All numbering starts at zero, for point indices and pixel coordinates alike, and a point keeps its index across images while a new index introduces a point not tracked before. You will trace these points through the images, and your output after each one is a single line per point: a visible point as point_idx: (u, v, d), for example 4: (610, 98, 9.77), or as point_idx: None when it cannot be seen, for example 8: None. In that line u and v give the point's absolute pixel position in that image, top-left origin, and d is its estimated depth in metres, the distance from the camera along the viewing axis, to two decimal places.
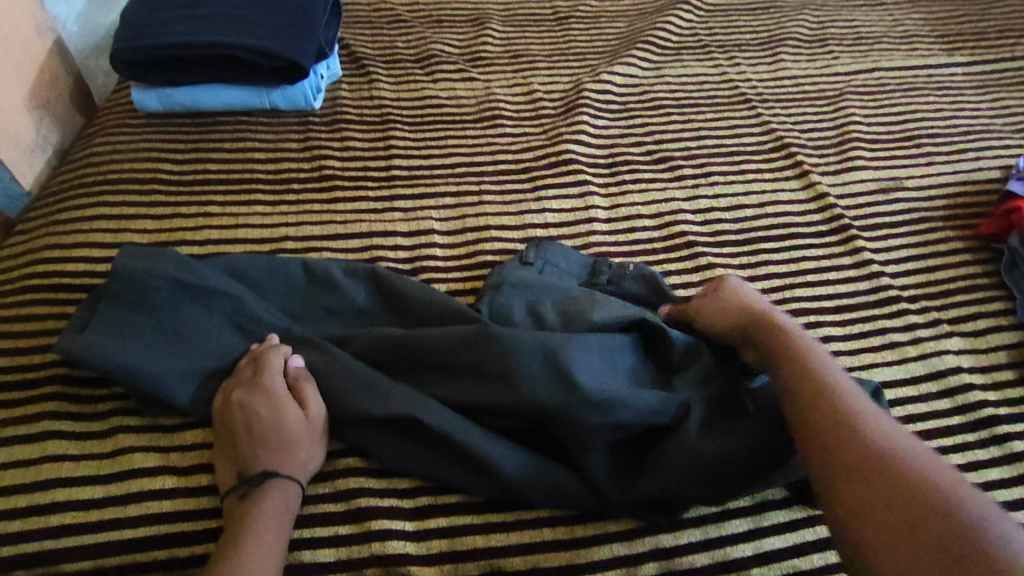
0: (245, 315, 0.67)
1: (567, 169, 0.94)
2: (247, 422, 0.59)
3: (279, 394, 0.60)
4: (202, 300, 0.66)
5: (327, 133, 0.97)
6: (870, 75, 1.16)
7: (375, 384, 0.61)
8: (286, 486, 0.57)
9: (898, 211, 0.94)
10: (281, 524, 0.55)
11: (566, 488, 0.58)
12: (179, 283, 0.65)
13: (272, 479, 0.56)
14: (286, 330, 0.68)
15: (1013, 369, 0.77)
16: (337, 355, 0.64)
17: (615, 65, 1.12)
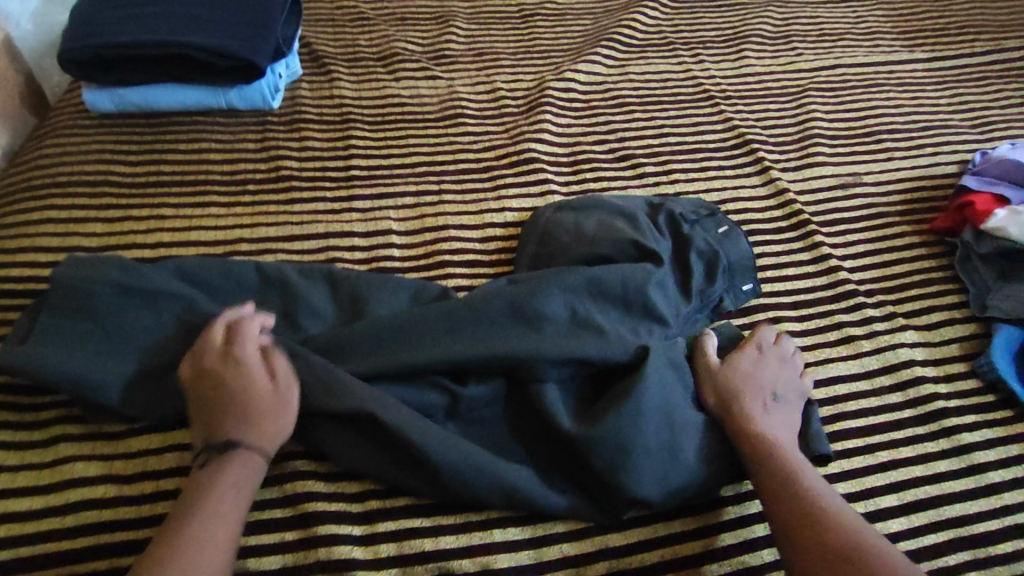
0: (191, 315, 0.65)
1: (528, 167, 0.94)
2: (219, 389, 0.58)
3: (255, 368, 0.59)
4: (145, 304, 0.64)
5: (286, 132, 0.96)
6: (832, 71, 1.17)
7: (334, 385, 0.60)
8: (250, 459, 0.55)
9: (856, 206, 0.94)
10: (240, 496, 0.53)
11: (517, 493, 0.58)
12: (123, 287, 0.64)
13: (239, 450, 0.55)
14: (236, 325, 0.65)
15: (965, 361, 0.78)
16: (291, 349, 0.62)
17: (579, 63, 1.11)
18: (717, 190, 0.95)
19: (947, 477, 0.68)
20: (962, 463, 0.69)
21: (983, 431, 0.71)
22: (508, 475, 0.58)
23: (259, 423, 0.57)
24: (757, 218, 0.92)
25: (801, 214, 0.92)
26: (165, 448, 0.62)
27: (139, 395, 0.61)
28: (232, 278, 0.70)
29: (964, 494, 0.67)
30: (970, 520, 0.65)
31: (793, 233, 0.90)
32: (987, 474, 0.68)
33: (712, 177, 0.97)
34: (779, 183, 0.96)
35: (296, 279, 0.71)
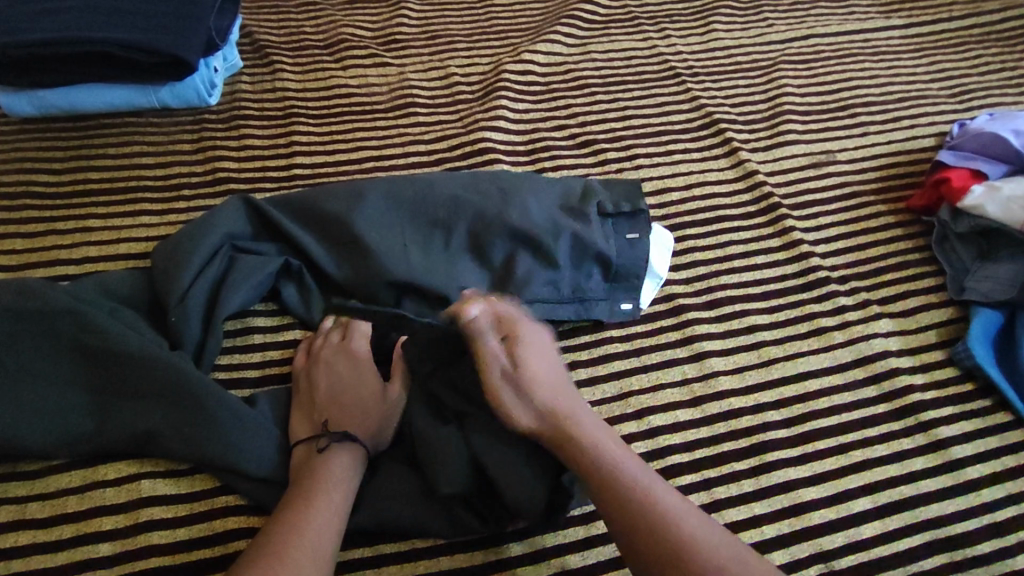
0: (85, 331, 0.59)
1: (483, 159, 0.88)
2: (332, 382, 0.60)
3: (366, 362, 0.61)
4: (41, 329, 0.59)
5: (224, 130, 0.90)
6: (805, 42, 1.12)
7: (241, 417, 0.58)
8: (361, 449, 0.56)
9: (828, 186, 0.90)
10: (348, 484, 0.54)
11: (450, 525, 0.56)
12: (15, 313, 0.59)
13: (343, 442, 0.56)
14: (127, 341, 0.59)
15: (942, 350, 0.74)
16: (185, 367, 0.59)
17: (538, 43, 1.05)
18: (684, 174, 0.90)
19: (922, 475, 0.65)
20: (938, 458, 0.66)
21: (960, 424, 0.68)
22: (439, 509, 0.56)
23: (365, 415, 0.58)
24: (725, 204, 0.87)
25: (772, 197, 0.88)
26: (86, 487, 0.57)
27: (52, 429, 0.57)
28: (166, 281, 0.65)
29: (940, 492, 0.63)
30: (946, 522, 0.62)
31: (763, 218, 0.86)
32: (964, 470, 0.65)
33: (678, 160, 0.92)
34: (748, 164, 0.91)
35: (244, 281, 0.67)
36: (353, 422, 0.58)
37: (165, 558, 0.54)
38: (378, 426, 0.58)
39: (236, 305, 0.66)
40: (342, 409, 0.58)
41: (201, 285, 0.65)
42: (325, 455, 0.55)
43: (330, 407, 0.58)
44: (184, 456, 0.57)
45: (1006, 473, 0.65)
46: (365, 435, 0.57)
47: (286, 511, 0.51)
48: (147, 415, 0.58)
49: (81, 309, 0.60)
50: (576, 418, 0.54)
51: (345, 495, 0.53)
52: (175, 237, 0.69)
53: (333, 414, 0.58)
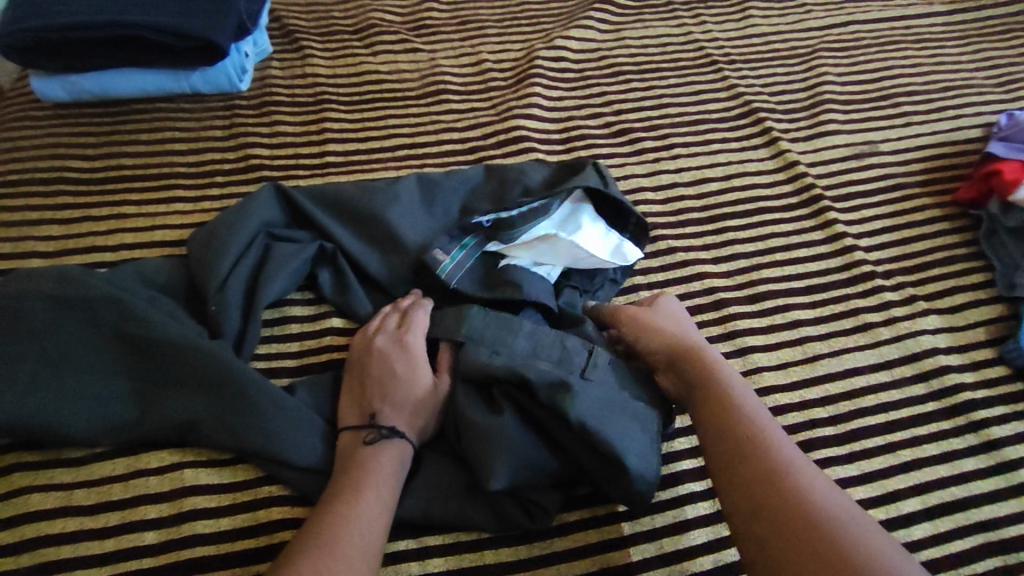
0: (128, 318, 0.59)
1: (517, 147, 0.87)
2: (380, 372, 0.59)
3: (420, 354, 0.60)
4: (83, 316, 0.59)
5: (255, 117, 0.89)
6: (844, 29, 1.09)
7: (283, 407, 0.57)
8: (407, 444, 0.56)
9: (872, 178, 0.88)
10: (396, 482, 0.54)
11: (494, 517, 0.56)
12: (58, 300, 0.59)
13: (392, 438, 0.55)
14: (168, 330, 0.59)
15: (992, 347, 0.72)
16: (227, 356, 0.58)
17: (571, 29, 1.03)
18: (722, 165, 0.88)
19: (975, 475, 0.63)
20: (990, 459, 0.64)
21: (1012, 425, 0.66)
22: (483, 502, 0.56)
23: (414, 409, 0.57)
24: (765, 195, 0.85)
25: (813, 188, 0.86)
26: (129, 475, 0.57)
27: (97, 417, 0.57)
28: (205, 269, 0.65)
29: (992, 493, 0.62)
30: (1000, 524, 0.60)
31: (804, 210, 0.84)
32: (1018, 472, 0.63)
33: (717, 150, 0.90)
34: (789, 155, 0.89)
35: (282, 268, 0.66)
36: (402, 416, 0.57)
37: (210, 547, 0.54)
38: (425, 421, 0.58)
39: (275, 293, 0.65)
40: (388, 403, 0.57)
41: (240, 274, 0.65)
42: (372, 448, 0.55)
43: (379, 398, 0.58)
44: (227, 446, 0.57)
45: None
46: (412, 431, 0.57)
47: (335, 505, 0.50)
48: (189, 404, 0.57)
49: (124, 296, 0.60)
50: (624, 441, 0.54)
51: (392, 492, 0.53)
52: (213, 224, 0.68)
53: (381, 406, 0.57)
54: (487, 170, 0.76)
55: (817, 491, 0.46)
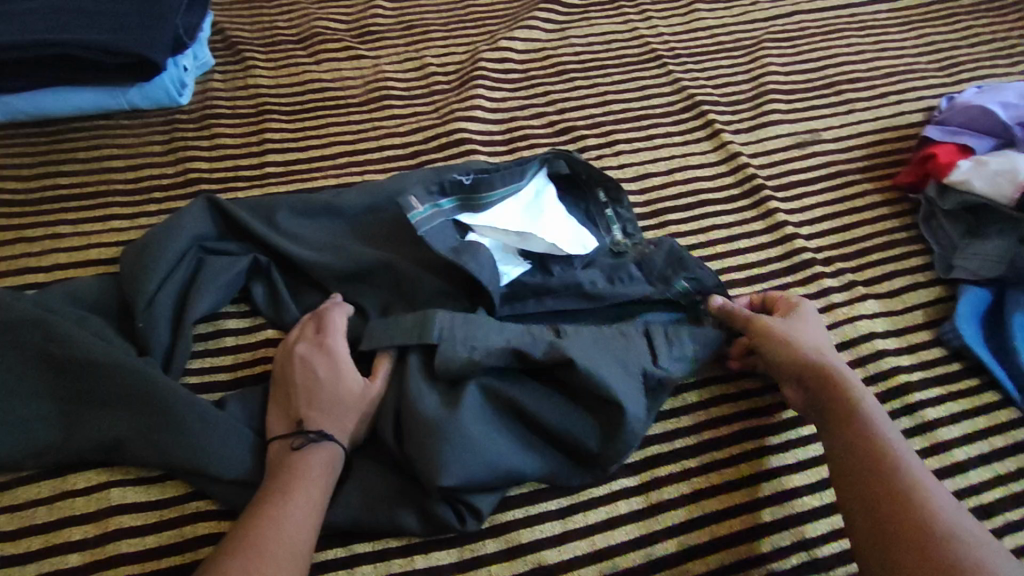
0: (49, 339, 0.59)
1: (458, 150, 0.87)
2: (304, 377, 0.58)
3: (342, 353, 0.60)
4: (4, 338, 0.58)
5: (195, 131, 0.89)
6: (789, 19, 1.09)
7: (208, 421, 0.57)
8: (338, 447, 0.55)
9: (814, 166, 0.88)
10: (327, 483, 0.53)
11: (431, 522, 0.55)
12: None
13: (320, 441, 0.55)
14: (90, 348, 0.58)
15: (930, 330, 0.73)
16: (152, 372, 0.58)
17: (515, 29, 1.03)
18: (665, 159, 0.88)
19: None
20: (925, 442, 0.64)
21: (948, 406, 0.67)
22: (420, 507, 0.56)
23: (339, 408, 0.57)
24: (707, 187, 0.86)
25: (754, 178, 0.86)
26: (55, 498, 0.57)
27: (19, 440, 0.57)
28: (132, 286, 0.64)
29: None
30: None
31: (746, 201, 0.84)
32: (951, 453, 0.64)
33: (659, 145, 0.90)
34: (731, 146, 0.89)
35: (213, 281, 0.66)
36: (329, 420, 0.56)
37: (136, 566, 0.54)
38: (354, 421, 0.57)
39: (205, 307, 0.65)
40: (313, 408, 0.56)
41: (170, 290, 0.65)
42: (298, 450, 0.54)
43: (303, 403, 0.57)
44: (153, 463, 0.57)
45: (995, 453, 0.64)
46: (340, 431, 0.56)
47: (263, 510, 0.50)
48: (114, 424, 0.57)
49: (45, 317, 0.59)
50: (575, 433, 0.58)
51: (323, 493, 0.53)
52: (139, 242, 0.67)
53: (306, 411, 0.57)
54: (434, 170, 0.77)
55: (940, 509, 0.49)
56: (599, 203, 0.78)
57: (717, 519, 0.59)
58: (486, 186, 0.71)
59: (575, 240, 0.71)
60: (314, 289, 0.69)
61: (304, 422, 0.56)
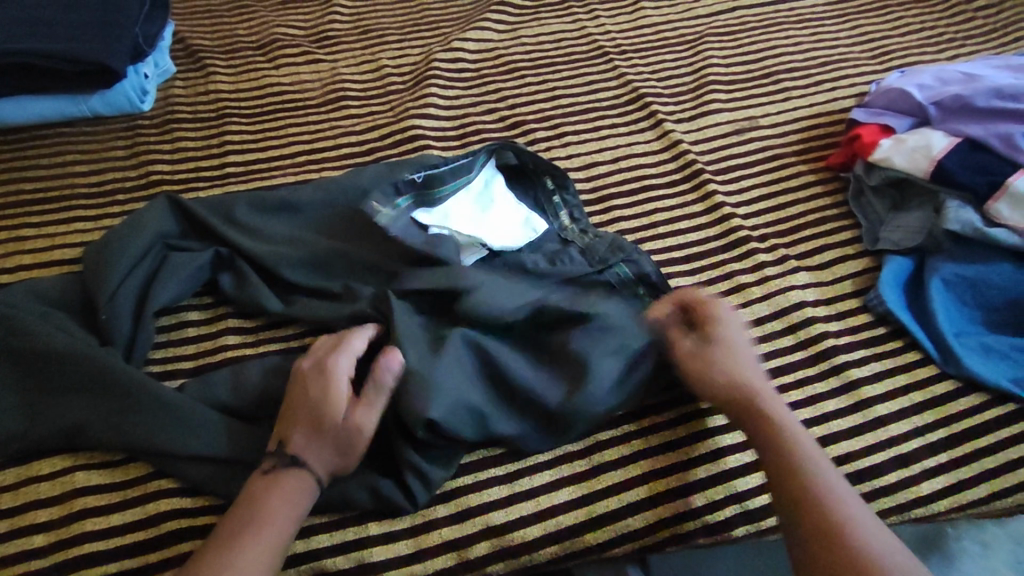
0: (13, 334, 0.62)
1: (412, 146, 0.91)
2: (304, 399, 0.58)
3: (343, 379, 0.59)
4: None
5: (158, 135, 0.92)
6: (731, 14, 1.15)
7: (162, 402, 0.59)
8: (311, 481, 0.56)
9: (751, 150, 0.93)
10: (287, 520, 0.53)
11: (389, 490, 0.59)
12: None
13: (294, 474, 0.55)
14: (49, 341, 0.61)
15: (857, 298, 0.78)
16: (108, 359, 0.61)
17: (467, 31, 1.07)
18: (611, 148, 0.93)
19: (834, 416, 0.69)
20: (849, 400, 0.70)
21: (871, 366, 0.72)
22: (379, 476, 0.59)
23: (321, 438, 0.56)
24: (650, 173, 0.90)
25: (695, 163, 0.91)
26: (20, 483, 0.59)
27: None
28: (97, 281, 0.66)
29: (849, 431, 0.68)
30: (853, 457, 0.66)
31: (687, 185, 0.89)
32: (873, 409, 0.69)
33: (605, 135, 0.94)
34: (673, 135, 0.94)
35: (177, 275, 0.69)
36: (312, 451, 0.56)
37: (100, 542, 0.56)
38: (333, 454, 0.56)
39: (167, 297, 0.68)
40: (302, 433, 0.57)
41: (133, 283, 0.67)
42: (273, 477, 0.55)
43: (292, 424, 0.57)
44: (112, 445, 0.59)
45: (914, 408, 0.69)
46: (317, 463, 0.56)
47: (214, 550, 0.50)
48: (75, 410, 0.59)
49: (9, 315, 0.63)
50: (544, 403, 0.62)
51: (280, 533, 0.52)
52: (104, 237, 0.70)
53: (291, 433, 0.57)
54: (388, 165, 0.81)
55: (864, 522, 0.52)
56: (547, 190, 0.82)
57: (656, 477, 0.64)
58: (439, 182, 0.75)
59: (525, 228, 0.76)
60: (275, 275, 0.72)
61: (291, 447, 0.56)
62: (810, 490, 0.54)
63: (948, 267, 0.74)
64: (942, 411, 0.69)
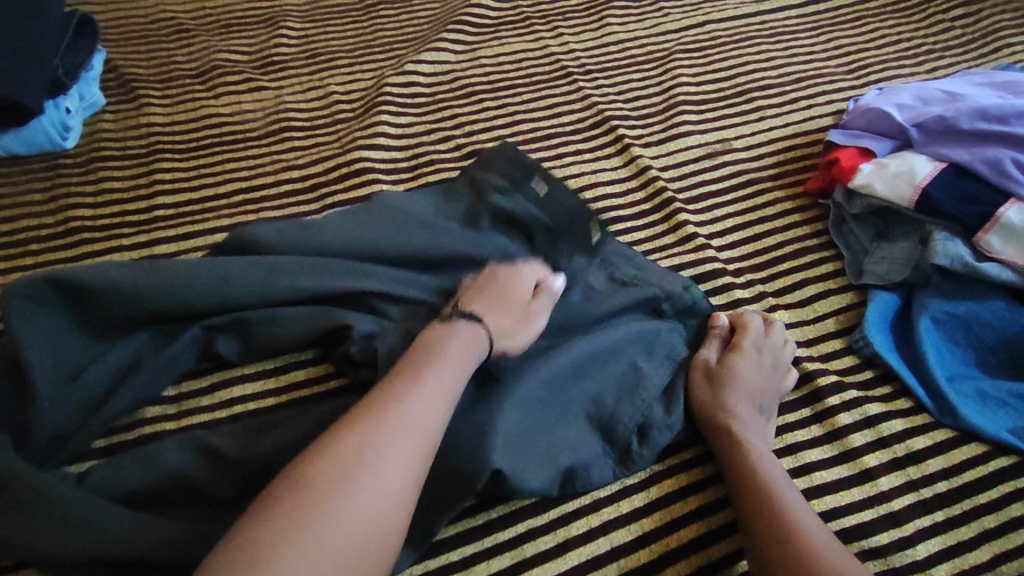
0: None
1: (359, 179, 0.84)
2: (491, 286, 0.63)
3: (530, 286, 0.64)
4: None
5: (80, 176, 0.84)
6: (700, 29, 1.09)
7: (54, 500, 0.51)
8: (485, 338, 0.58)
9: (724, 175, 0.87)
10: (461, 366, 0.55)
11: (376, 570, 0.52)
12: None
13: (477, 326, 0.58)
14: None
15: (840, 338, 0.72)
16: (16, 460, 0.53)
17: (422, 52, 1.01)
18: (575, 176, 0.87)
19: (818, 467, 0.63)
20: (834, 449, 0.64)
21: (858, 412, 0.66)
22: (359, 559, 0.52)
23: (505, 318, 0.61)
24: (618, 203, 0.84)
25: (664, 191, 0.84)
26: None
27: None
28: (26, 359, 0.57)
29: (835, 484, 0.62)
30: (841, 513, 0.60)
31: (657, 215, 0.83)
32: (861, 459, 0.63)
33: (569, 162, 0.88)
34: (641, 160, 0.88)
35: (144, 381, 0.63)
36: (491, 316, 0.60)
37: None
38: (508, 330, 0.60)
39: (116, 408, 0.61)
40: (483, 306, 0.61)
41: (94, 376, 0.61)
42: (451, 333, 0.57)
43: (476, 300, 0.62)
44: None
45: (906, 457, 0.63)
46: (497, 332, 0.59)
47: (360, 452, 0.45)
48: None
49: None
50: (545, 449, 0.57)
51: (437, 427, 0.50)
52: (45, 299, 0.60)
53: (474, 305, 0.61)
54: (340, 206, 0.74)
55: (804, 518, 0.52)
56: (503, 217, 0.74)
57: (627, 551, 0.57)
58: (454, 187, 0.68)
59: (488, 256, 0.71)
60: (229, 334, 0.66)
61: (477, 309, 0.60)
62: (764, 496, 0.54)
63: (937, 304, 0.68)
64: (939, 460, 0.63)
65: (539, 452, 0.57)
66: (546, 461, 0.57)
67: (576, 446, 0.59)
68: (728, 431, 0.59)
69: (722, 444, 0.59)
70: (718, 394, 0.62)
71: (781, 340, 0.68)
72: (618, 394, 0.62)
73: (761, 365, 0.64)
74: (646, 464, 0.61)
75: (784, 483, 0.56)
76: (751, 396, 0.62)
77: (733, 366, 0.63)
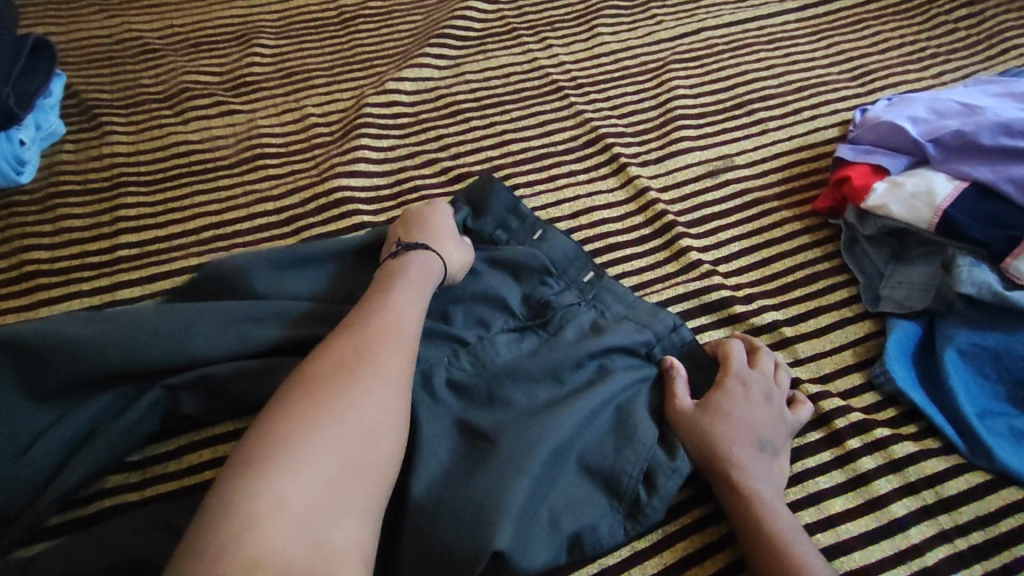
0: None
1: (338, 210, 0.78)
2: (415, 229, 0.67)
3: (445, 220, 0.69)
4: None
5: (36, 214, 0.78)
6: (696, 37, 1.04)
7: None
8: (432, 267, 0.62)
9: (728, 195, 0.82)
10: (420, 290, 0.59)
11: None
12: None
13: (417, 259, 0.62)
14: None
15: (858, 371, 0.67)
16: None
17: (404, 69, 0.95)
18: (569, 200, 0.81)
19: (842, 519, 0.57)
20: (859, 498, 0.59)
21: (883, 455, 0.61)
22: None
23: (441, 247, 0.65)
24: (615, 229, 0.79)
25: (664, 214, 0.79)
26: None
27: None
28: None
29: (862, 538, 0.56)
30: (870, 572, 0.55)
31: (657, 240, 0.78)
32: (888, 509, 0.58)
33: (562, 185, 0.83)
34: (639, 181, 0.83)
35: (101, 444, 0.56)
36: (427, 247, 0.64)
37: None
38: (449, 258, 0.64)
39: (71, 482, 0.54)
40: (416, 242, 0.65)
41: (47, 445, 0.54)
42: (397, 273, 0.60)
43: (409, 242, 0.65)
44: None
45: (936, 505, 0.58)
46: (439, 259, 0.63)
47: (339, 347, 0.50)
48: None
49: None
50: (546, 514, 0.52)
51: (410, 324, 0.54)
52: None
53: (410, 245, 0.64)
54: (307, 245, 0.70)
55: None
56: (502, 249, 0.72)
57: None
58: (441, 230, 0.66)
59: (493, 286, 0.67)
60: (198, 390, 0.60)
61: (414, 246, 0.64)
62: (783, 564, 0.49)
63: (964, 334, 0.63)
64: (972, 508, 0.58)
65: (539, 516, 0.52)
66: (549, 528, 0.52)
67: (579, 506, 0.54)
68: (737, 487, 0.54)
69: (730, 502, 0.54)
70: (716, 441, 0.56)
71: (772, 368, 0.63)
72: (615, 444, 0.57)
73: (756, 403, 0.59)
74: (658, 516, 0.55)
75: (801, 545, 0.51)
76: (752, 437, 0.57)
77: (728, 411, 0.58)
